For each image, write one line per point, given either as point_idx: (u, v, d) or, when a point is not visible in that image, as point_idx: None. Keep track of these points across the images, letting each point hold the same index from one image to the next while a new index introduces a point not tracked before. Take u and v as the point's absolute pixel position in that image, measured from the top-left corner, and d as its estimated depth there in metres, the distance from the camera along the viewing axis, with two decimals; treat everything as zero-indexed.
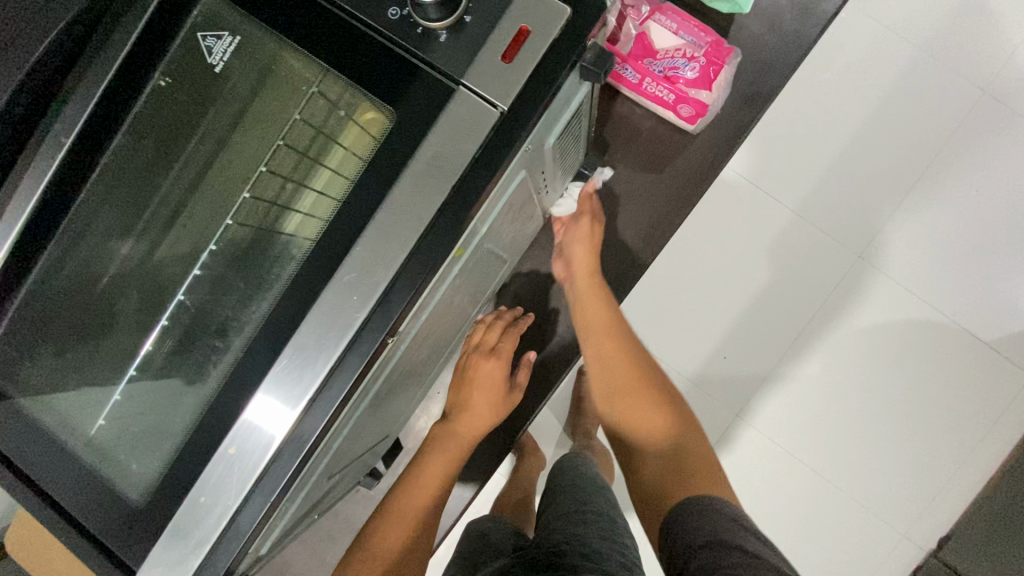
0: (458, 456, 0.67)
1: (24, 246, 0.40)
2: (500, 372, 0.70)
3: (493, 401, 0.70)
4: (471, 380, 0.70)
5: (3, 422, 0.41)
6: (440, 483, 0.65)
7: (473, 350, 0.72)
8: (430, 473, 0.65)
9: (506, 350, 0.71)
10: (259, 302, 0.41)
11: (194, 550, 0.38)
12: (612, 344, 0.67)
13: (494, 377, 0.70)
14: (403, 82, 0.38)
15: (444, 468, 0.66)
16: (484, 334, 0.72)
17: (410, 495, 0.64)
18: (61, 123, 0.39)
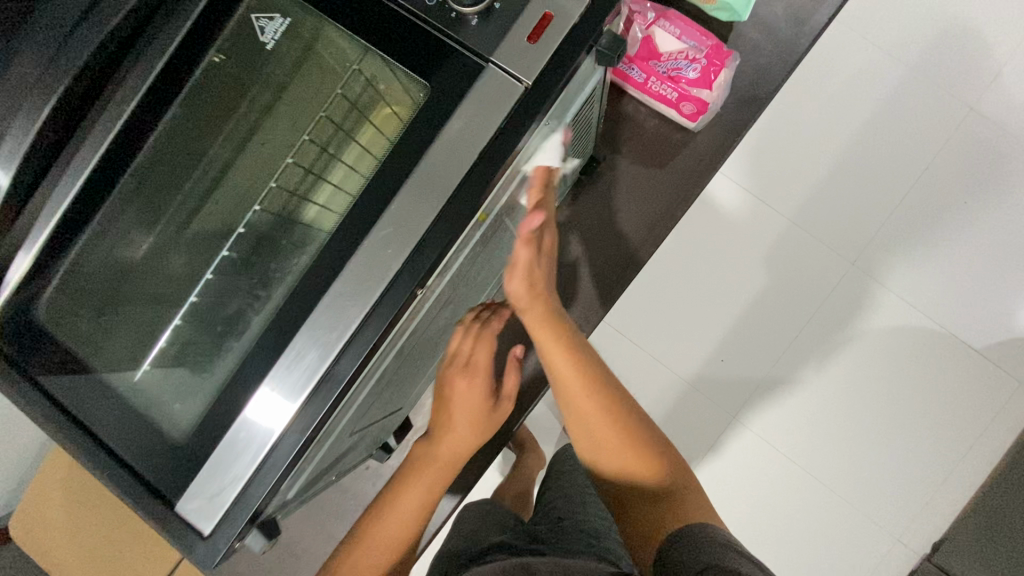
0: (437, 481, 0.64)
1: (84, 200, 0.44)
2: (478, 388, 0.63)
3: (467, 421, 0.63)
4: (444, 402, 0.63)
5: (54, 364, 0.45)
6: (419, 510, 0.64)
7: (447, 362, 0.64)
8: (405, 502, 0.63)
9: (481, 364, 0.61)
10: (298, 254, 0.46)
11: (234, 480, 0.41)
12: (586, 403, 0.65)
13: (470, 397, 0.62)
14: (437, 60, 0.42)
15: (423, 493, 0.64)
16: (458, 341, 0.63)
17: (387, 520, 0.63)
18: (123, 92, 0.43)
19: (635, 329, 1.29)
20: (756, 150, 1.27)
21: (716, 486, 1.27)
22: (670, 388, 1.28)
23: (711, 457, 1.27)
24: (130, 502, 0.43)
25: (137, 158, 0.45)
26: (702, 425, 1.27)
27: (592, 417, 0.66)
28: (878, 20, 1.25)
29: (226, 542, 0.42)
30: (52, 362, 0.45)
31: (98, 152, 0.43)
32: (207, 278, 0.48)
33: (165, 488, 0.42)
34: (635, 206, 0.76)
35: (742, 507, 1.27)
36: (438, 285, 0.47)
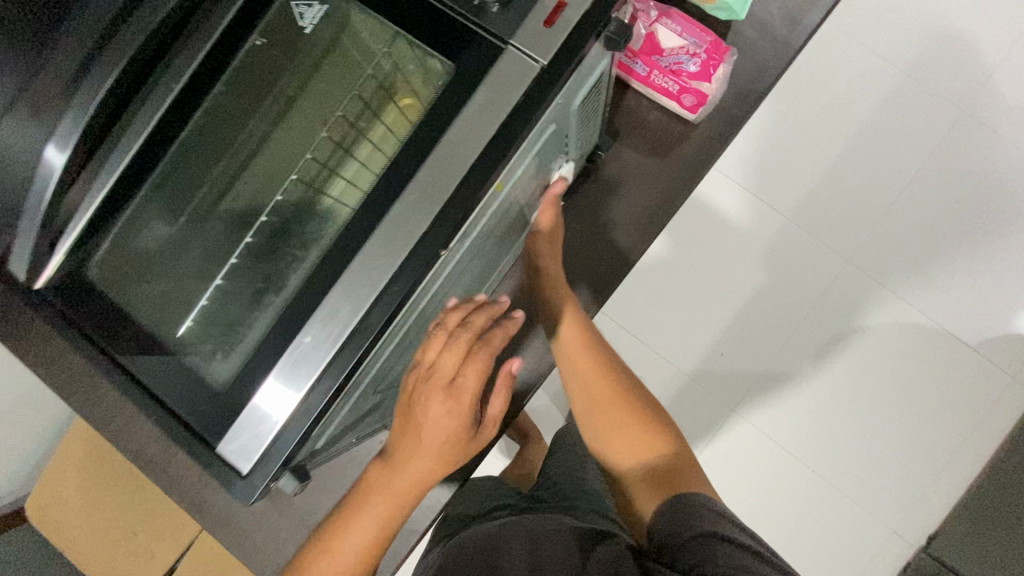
0: (398, 505, 0.56)
1: (134, 169, 0.48)
2: (457, 419, 0.53)
3: (437, 453, 0.54)
4: (415, 423, 0.54)
5: (107, 318, 0.49)
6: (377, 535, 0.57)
7: (423, 376, 0.53)
8: (360, 526, 0.56)
9: (467, 390, 0.52)
10: (332, 219, 0.51)
11: (271, 422, 0.45)
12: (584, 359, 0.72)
13: (448, 426, 0.53)
14: (461, 43, 0.46)
15: (380, 524, 0.56)
16: (440, 353, 0.52)
17: (340, 543, 0.56)
18: (173, 71, 0.47)
19: (637, 323, 1.33)
20: (754, 150, 1.32)
21: (716, 478, 1.30)
22: (670, 380, 1.32)
23: (711, 449, 1.30)
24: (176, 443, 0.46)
25: (184, 131, 0.49)
26: (702, 418, 1.30)
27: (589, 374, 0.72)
28: (872, 26, 1.29)
29: (262, 481, 0.46)
30: (106, 317, 0.49)
31: (145, 129, 0.47)
32: (247, 241, 0.52)
33: (210, 430, 0.46)
34: (638, 192, 0.80)
35: (742, 499, 1.29)
36: (459, 247, 0.50)
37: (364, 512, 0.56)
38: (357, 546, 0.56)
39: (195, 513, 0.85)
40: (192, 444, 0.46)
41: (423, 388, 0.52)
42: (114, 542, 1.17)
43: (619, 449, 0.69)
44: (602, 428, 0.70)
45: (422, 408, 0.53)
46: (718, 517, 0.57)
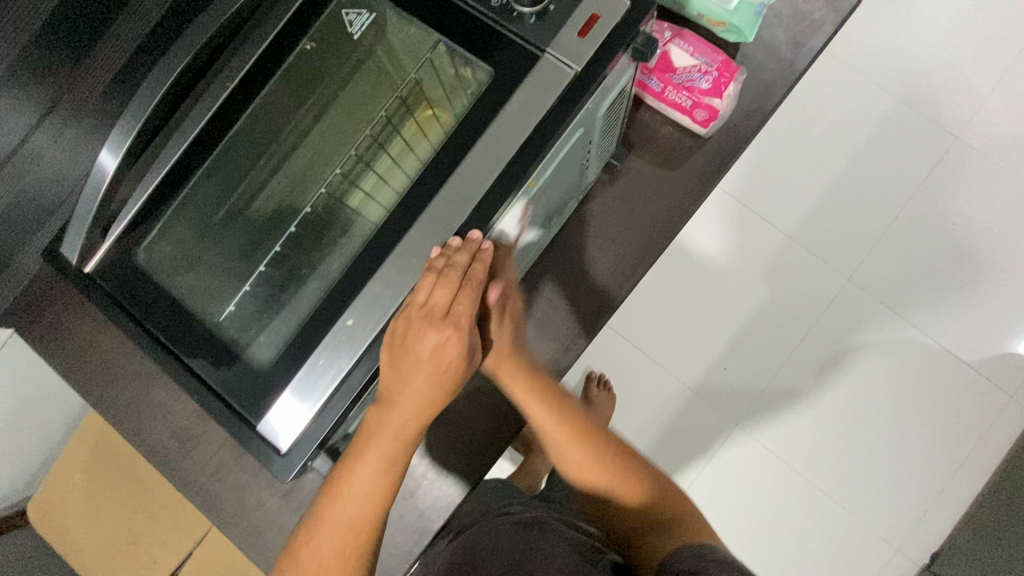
0: (399, 454, 0.53)
1: (186, 161, 0.51)
2: (457, 349, 0.51)
3: (438, 390, 0.52)
4: (408, 365, 0.49)
5: (153, 301, 0.52)
6: (380, 489, 0.53)
7: (412, 319, 0.49)
8: (360, 484, 0.53)
9: (465, 315, 0.50)
10: (370, 211, 0.54)
11: (313, 400, 0.48)
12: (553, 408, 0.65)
13: (448, 359, 0.51)
14: (501, 51, 0.50)
15: (380, 478, 0.53)
16: (431, 291, 0.48)
17: (337, 506, 0.53)
18: (228, 71, 0.51)
19: (642, 335, 1.35)
20: (755, 171, 1.36)
21: (720, 492, 1.31)
22: (674, 393, 1.33)
23: (715, 463, 1.31)
24: (221, 417, 0.49)
25: (235, 125, 0.52)
26: (706, 431, 1.32)
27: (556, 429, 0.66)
28: (868, 55, 1.35)
29: (301, 459, 0.49)
30: (150, 299, 0.52)
31: (202, 120, 0.51)
32: (288, 230, 0.55)
33: (253, 406, 0.49)
34: (650, 201, 0.83)
35: (745, 515, 1.30)
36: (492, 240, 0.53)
37: (359, 468, 0.53)
38: (365, 501, 0.53)
39: (207, 510, 0.86)
40: (237, 418, 0.49)
41: (417, 324, 0.48)
42: (119, 544, 1.16)
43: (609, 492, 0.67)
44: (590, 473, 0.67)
45: (416, 346, 0.49)
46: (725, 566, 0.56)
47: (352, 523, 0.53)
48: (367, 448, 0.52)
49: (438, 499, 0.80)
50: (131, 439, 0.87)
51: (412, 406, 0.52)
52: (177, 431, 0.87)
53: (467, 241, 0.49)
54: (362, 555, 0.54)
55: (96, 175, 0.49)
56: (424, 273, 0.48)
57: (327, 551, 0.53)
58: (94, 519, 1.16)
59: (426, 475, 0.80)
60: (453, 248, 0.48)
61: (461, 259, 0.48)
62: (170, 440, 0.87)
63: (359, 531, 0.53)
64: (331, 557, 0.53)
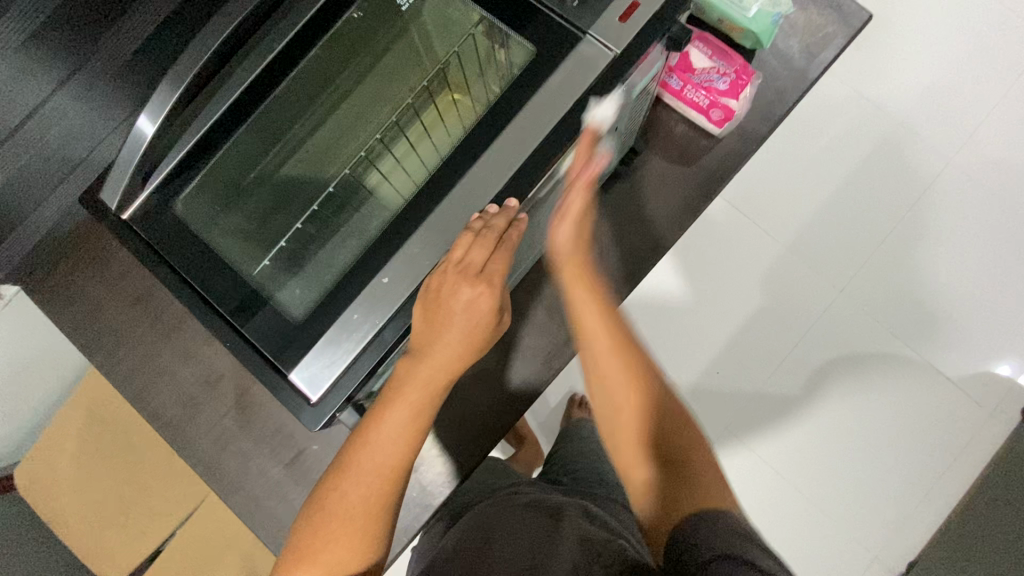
0: (426, 404, 0.56)
1: (228, 118, 0.53)
2: (488, 303, 0.53)
3: (468, 345, 0.55)
4: (443, 320, 0.51)
5: (188, 251, 0.53)
6: (406, 436, 0.56)
7: (449, 274, 0.50)
8: (390, 430, 0.56)
9: (498, 274, 0.53)
10: (405, 178, 0.56)
11: (346, 352, 0.49)
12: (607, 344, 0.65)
13: (478, 313, 0.53)
14: (542, 29, 0.53)
15: (409, 425, 0.56)
16: (469, 250, 0.50)
17: (366, 451, 0.56)
18: (275, 34, 0.53)
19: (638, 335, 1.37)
20: (759, 181, 1.40)
21: None
22: None
23: None
24: (251, 366, 0.51)
25: (280, 84, 0.54)
26: None
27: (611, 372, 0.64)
28: (868, 78, 1.40)
29: (331, 409, 0.50)
30: (186, 248, 0.53)
31: (249, 79, 0.52)
32: (326, 190, 0.56)
33: (283, 356, 0.50)
34: (662, 196, 0.86)
35: None
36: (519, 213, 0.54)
37: (389, 417, 0.56)
38: (392, 450, 0.56)
39: (207, 477, 0.86)
40: (266, 367, 0.50)
41: (451, 280, 0.50)
42: (108, 515, 1.15)
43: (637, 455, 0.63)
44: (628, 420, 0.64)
45: (450, 301, 0.51)
46: (742, 541, 0.49)
47: (380, 469, 0.56)
48: (398, 397, 0.56)
49: (440, 475, 0.82)
50: (134, 403, 0.87)
51: (443, 359, 0.54)
52: (180, 396, 0.87)
53: (505, 209, 0.51)
54: (387, 502, 0.56)
55: (138, 129, 0.51)
56: (462, 233, 0.50)
57: (353, 496, 0.55)
58: (84, 487, 1.14)
59: (430, 449, 0.82)
60: (491, 213, 0.51)
61: (500, 223, 0.50)
62: (174, 406, 0.87)
63: (386, 478, 0.56)
64: (356, 503, 0.55)
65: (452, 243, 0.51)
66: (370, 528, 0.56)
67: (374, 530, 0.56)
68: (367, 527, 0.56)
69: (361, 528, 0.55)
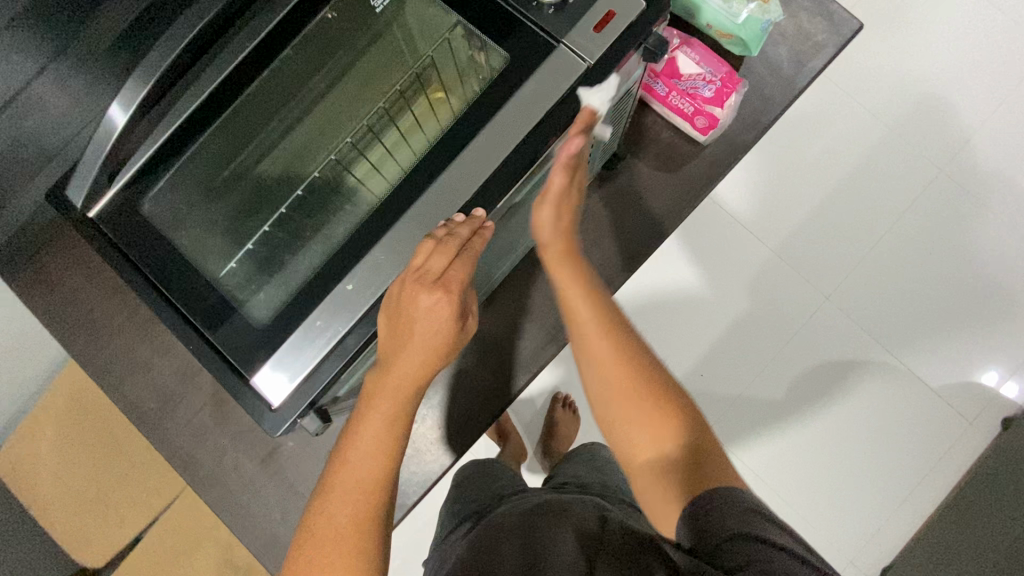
0: (403, 413, 0.56)
1: (196, 119, 0.52)
2: (448, 309, 0.53)
3: (433, 352, 0.54)
4: (406, 329, 0.51)
5: (156, 254, 0.52)
6: (386, 446, 0.55)
7: (409, 282, 0.50)
8: (368, 446, 0.55)
9: (457, 279, 0.52)
10: (375, 184, 0.57)
11: (308, 358, 0.49)
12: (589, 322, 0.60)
13: (438, 319, 0.53)
14: (516, 37, 0.53)
15: (384, 440, 0.56)
16: (429, 256, 0.50)
17: (348, 470, 0.55)
18: (247, 33, 0.52)
19: None
20: (752, 187, 1.39)
21: None
22: None
23: None
24: (214, 369, 0.51)
25: (250, 86, 0.53)
26: None
27: (598, 355, 0.59)
28: (864, 84, 1.39)
29: (292, 416, 0.50)
30: (152, 249, 0.52)
31: (219, 78, 0.51)
32: (296, 194, 0.57)
33: (245, 362, 0.50)
34: (645, 202, 0.87)
35: None
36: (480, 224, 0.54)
37: (365, 430, 0.56)
38: (373, 463, 0.55)
39: (182, 471, 0.86)
40: (228, 371, 0.50)
41: (411, 288, 0.50)
42: (89, 504, 1.15)
43: (632, 440, 0.57)
44: (618, 399, 0.58)
45: (411, 308, 0.50)
46: (753, 515, 0.47)
47: (363, 485, 0.55)
48: (372, 412, 0.55)
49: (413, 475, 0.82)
50: (111, 395, 0.87)
51: (409, 368, 0.54)
52: (158, 390, 0.87)
53: (470, 218, 0.51)
54: (373, 517, 0.54)
55: (106, 124, 0.49)
56: (423, 239, 0.50)
57: (341, 516, 0.53)
58: (66, 475, 1.15)
59: None
60: (457, 221, 0.51)
61: (462, 231, 0.50)
62: (151, 399, 0.87)
63: (369, 494, 0.54)
64: (344, 526, 0.54)
65: (414, 251, 0.51)
66: (357, 545, 0.53)
67: (364, 552, 0.53)
68: (353, 546, 0.53)
69: (348, 548, 0.53)
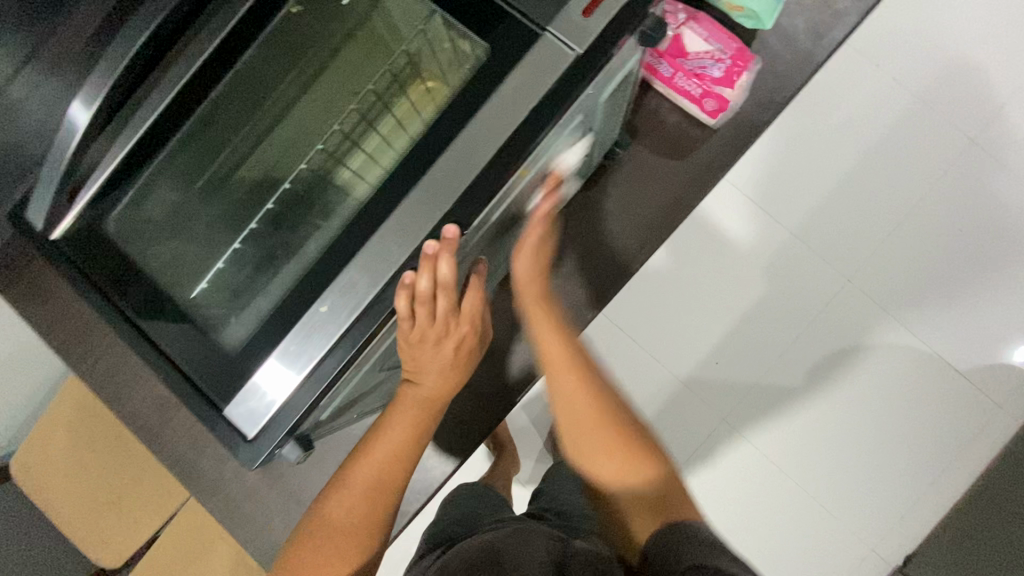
0: (421, 420, 0.63)
1: (155, 132, 0.48)
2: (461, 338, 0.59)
3: (451, 375, 0.61)
4: (422, 357, 0.58)
5: (123, 279, 0.49)
6: (400, 449, 0.63)
7: (416, 326, 0.53)
8: (386, 447, 0.63)
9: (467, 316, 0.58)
10: (354, 193, 0.51)
11: (283, 386, 0.47)
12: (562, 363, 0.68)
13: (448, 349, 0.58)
14: (497, 26, 0.47)
15: (406, 441, 0.63)
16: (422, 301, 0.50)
17: (369, 462, 0.63)
18: (205, 32, 0.47)
19: (634, 323, 1.29)
20: (764, 163, 1.30)
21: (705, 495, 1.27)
22: (663, 386, 1.28)
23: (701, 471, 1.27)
24: (185, 399, 0.48)
25: (212, 92, 0.49)
26: (693, 427, 1.27)
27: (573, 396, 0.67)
28: (889, 50, 1.28)
29: (268, 447, 0.48)
30: (118, 271, 0.49)
31: (176, 85, 0.47)
32: (267, 207, 0.53)
33: (217, 393, 0.47)
34: (651, 191, 0.84)
35: (722, 512, 1.27)
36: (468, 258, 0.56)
37: (386, 432, 0.63)
38: (388, 461, 0.63)
39: (185, 480, 0.86)
40: (199, 400, 0.48)
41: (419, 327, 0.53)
42: (101, 506, 1.16)
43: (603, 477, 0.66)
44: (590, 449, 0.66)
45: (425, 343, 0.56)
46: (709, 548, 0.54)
47: (375, 480, 0.62)
48: (399, 416, 0.63)
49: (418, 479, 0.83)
50: (110, 405, 0.87)
51: (433, 388, 0.62)
52: (157, 400, 0.86)
53: (444, 241, 0.47)
54: (385, 506, 0.63)
55: (67, 132, 0.45)
56: (400, 279, 0.48)
57: (355, 509, 0.61)
58: (78, 478, 1.16)
59: None
60: (430, 252, 0.47)
61: (444, 269, 0.48)
62: (149, 408, 0.86)
63: (381, 488, 0.62)
64: (360, 514, 0.62)
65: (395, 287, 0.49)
66: (365, 530, 0.62)
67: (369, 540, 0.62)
68: (360, 530, 0.62)
69: (352, 532, 0.61)
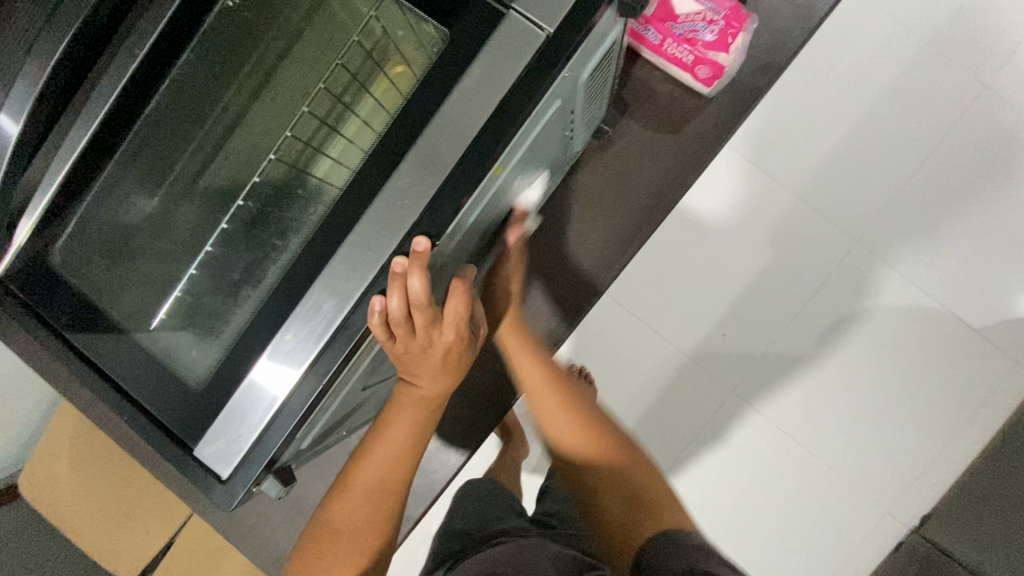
0: (417, 427, 0.60)
1: (91, 152, 0.43)
2: (451, 346, 0.54)
3: (448, 377, 0.57)
4: (412, 364, 0.54)
5: (76, 315, 0.47)
6: (394, 460, 0.60)
7: (397, 340, 0.49)
8: (382, 456, 0.60)
9: (455, 325, 0.52)
10: (316, 205, 0.48)
11: (261, 415, 0.44)
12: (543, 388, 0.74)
13: (436, 357, 0.54)
14: (453, 8, 0.42)
15: (405, 446, 0.60)
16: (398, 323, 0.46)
17: (367, 469, 0.60)
18: (136, 35, 0.41)
19: (636, 300, 1.25)
20: (763, 125, 1.23)
21: (715, 470, 1.24)
22: (669, 362, 1.24)
23: (713, 448, 1.24)
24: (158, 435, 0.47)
25: (149, 106, 0.44)
26: (701, 402, 1.24)
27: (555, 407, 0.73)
28: None
29: (245, 484, 0.47)
30: (69, 304, 0.47)
31: (112, 95, 0.42)
32: (223, 226, 0.50)
33: (190, 430, 0.46)
34: (645, 169, 0.81)
35: (732, 484, 1.24)
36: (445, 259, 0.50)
37: (382, 439, 0.60)
38: (385, 468, 0.60)
39: (188, 495, 0.86)
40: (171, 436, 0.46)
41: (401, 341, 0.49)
42: (113, 519, 1.16)
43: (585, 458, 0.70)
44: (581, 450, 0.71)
45: (411, 354, 0.52)
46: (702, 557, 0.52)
47: (375, 488, 0.60)
48: (397, 419, 0.59)
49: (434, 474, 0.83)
50: (105, 428, 0.85)
51: (426, 394, 0.58)
52: None
53: (412, 256, 0.43)
54: (388, 514, 0.61)
55: None
56: (370, 297, 0.44)
57: (358, 515, 0.60)
58: (86, 495, 1.15)
59: None
60: (396, 271, 0.43)
61: (415, 284, 0.44)
62: None
63: (383, 494, 0.60)
64: (363, 521, 0.60)
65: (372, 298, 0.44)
66: (366, 534, 0.60)
67: (373, 545, 0.61)
68: (361, 536, 0.60)
69: (354, 539, 0.60)
